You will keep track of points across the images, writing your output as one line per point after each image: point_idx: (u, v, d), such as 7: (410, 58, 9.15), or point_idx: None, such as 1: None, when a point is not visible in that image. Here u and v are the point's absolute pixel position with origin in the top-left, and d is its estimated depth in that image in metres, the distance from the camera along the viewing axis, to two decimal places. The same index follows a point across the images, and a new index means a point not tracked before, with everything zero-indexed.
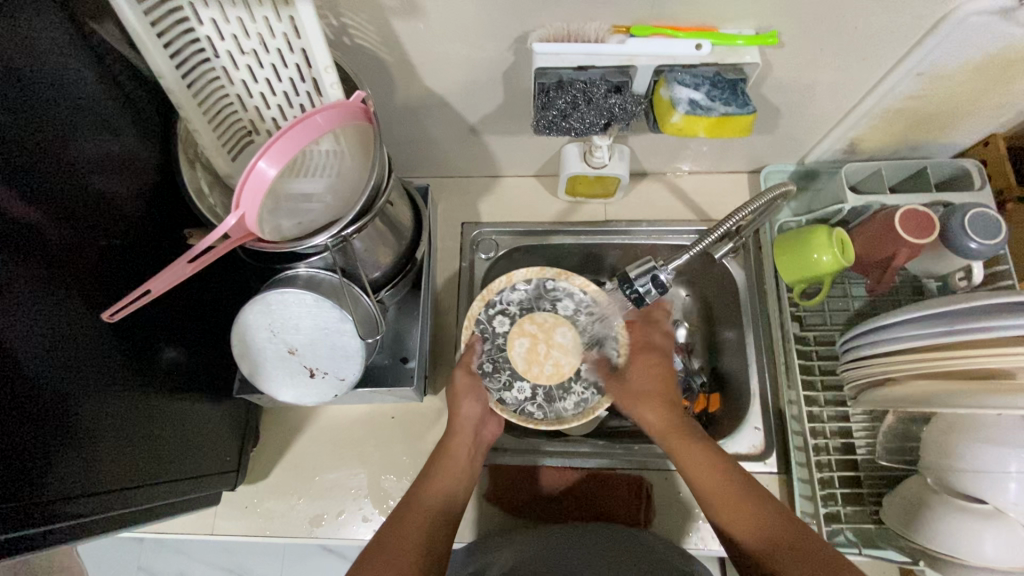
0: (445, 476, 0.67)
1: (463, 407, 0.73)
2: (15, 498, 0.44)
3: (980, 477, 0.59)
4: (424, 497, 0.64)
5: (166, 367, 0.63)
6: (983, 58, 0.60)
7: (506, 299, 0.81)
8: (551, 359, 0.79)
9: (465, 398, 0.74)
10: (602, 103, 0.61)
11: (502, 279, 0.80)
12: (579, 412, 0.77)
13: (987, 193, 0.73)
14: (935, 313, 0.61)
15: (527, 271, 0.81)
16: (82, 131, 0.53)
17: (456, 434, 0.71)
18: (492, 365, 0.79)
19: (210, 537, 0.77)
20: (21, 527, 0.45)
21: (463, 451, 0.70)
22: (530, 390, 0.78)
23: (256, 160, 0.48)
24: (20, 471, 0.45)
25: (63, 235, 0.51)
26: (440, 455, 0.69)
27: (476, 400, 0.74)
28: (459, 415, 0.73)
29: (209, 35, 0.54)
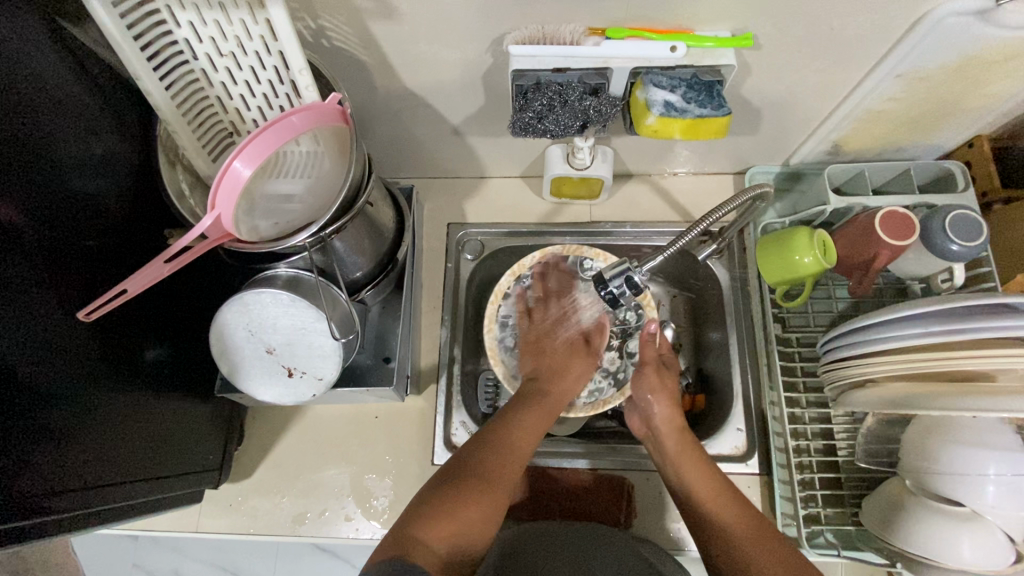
0: (535, 429, 0.66)
1: (574, 365, 0.75)
2: None
3: (956, 480, 0.59)
4: (510, 437, 0.63)
5: (148, 366, 0.64)
6: (961, 60, 0.60)
7: (537, 275, 0.85)
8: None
9: (575, 359, 0.76)
10: (577, 105, 0.61)
11: (535, 257, 0.82)
12: (591, 402, 0.80)
13: (971, 195, 0.72)
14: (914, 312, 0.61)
15: (563, 249, 0.83)
16: (60, 133, 0.53)
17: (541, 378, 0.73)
18: (514, 342, 0.83)
19: (195, 534, 0.78)
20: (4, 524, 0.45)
21: (560, 403, 0.71)
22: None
23: (230, 161, 0.49)
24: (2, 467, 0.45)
25: (42, 236, 0.51)
26: (538, 402, 0.69)
27: (560, 352, 0.77)
28: (571, 374, 0.74)
29: (187, 38, 0.54)
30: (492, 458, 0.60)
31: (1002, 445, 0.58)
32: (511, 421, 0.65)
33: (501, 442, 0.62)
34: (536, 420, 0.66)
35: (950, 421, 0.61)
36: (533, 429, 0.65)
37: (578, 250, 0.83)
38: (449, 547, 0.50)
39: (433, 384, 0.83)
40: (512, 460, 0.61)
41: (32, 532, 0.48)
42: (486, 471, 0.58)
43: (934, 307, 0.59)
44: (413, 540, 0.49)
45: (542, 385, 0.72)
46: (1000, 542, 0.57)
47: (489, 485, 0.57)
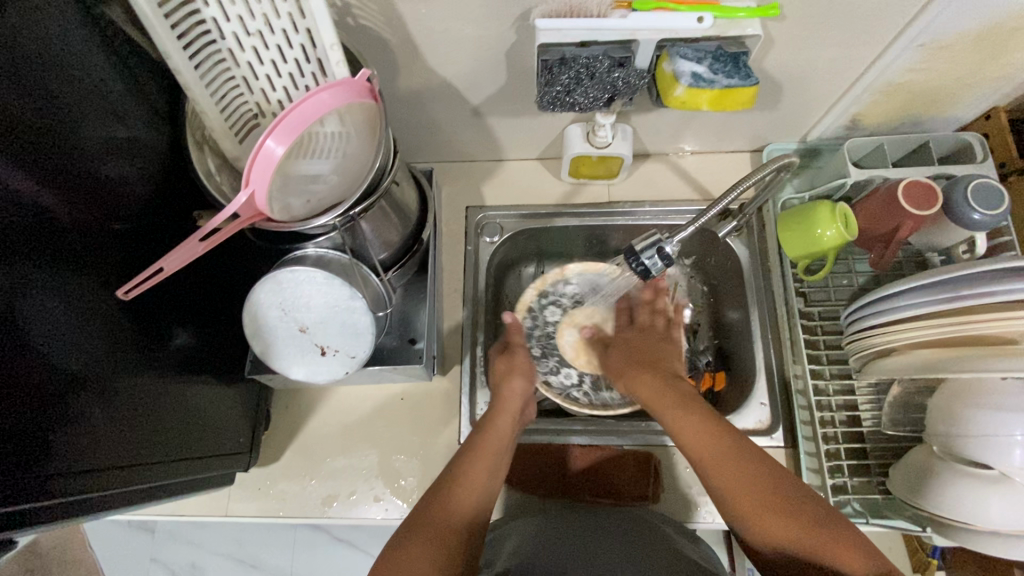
0: (489, 458, 0.64)
1: (509, 384, 0.73)
2: (29, 475, 0.45)
3: (983, 442, 0.59)
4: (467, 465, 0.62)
5: (176, 349, 0.64)
6: (983, 27, 0.60)
7: (560, 291, 0.91)
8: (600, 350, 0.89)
9: (513, 374, 0.74)
10: (606, 77, 0.62)
11: (556, 273, 0.89)
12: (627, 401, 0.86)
13: (989, 165, 0.73)
14: (929, 285, 0.62)
15: (584, 266, 0.90)
16: (88, 114, 0.53)
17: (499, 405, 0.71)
18: (543, 352, 0.90)
19: (224, 518, 0.78)
20: (37, 501, 0.46)
21: (512, 416, 0.70)
22: (578, 376, 0.90)
23: (263, 139, 0.49)
24: (34, 449, 0.46)
25: (74, 217, 0.52)
26: (484, 432, 0.67)
27: (506, 369, 0.75)
28: (508, 392, 0.72)
29: (215, 17, 0.54)
30: (441, 492, 0.59)
31: None
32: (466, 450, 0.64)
33: (456, 472, 0.61)
34: (483, 453, 0.64)
35: (976, 385, 0.61)
36: (483, 462, 0.63)
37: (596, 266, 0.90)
38: None
39: (457, 366, 0.83)
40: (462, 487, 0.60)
41: (62, 511, 0.49)
42: (431, 508, 0.57)
43: (952, 274, 0.61)
44: None
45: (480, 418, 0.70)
46: None
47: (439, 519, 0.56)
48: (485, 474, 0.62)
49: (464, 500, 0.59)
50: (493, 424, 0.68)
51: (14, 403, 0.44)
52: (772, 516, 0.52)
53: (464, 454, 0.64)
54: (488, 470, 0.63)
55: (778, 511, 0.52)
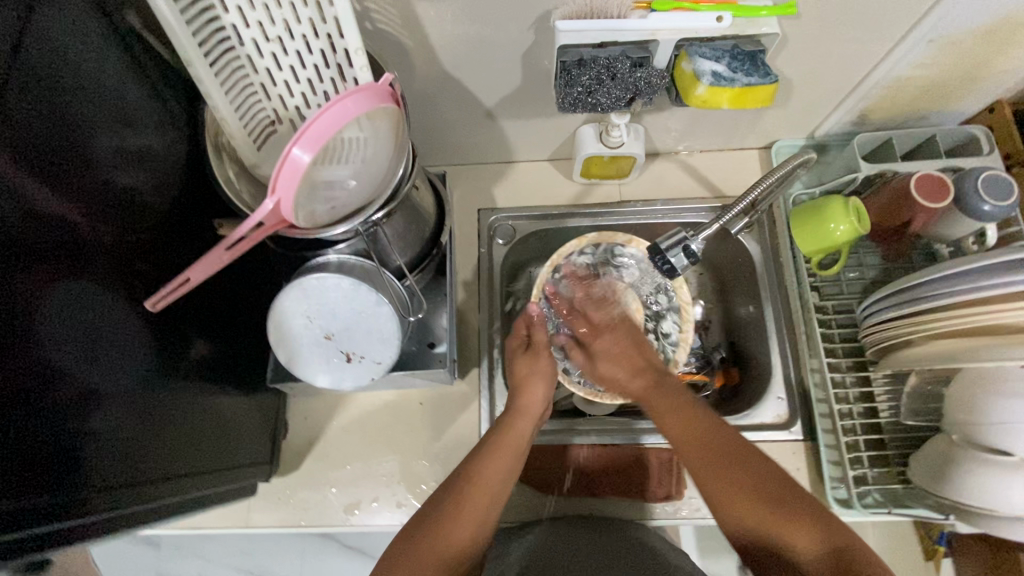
0: (506, 456, 0.62)
1: (528, 388, 0.70)
2: (60, 494, 0.45)
3: (1003, 430, 0.60)
4: (481, 463, 0.61)
5: (197, 359, 0.64)
6: (991, 22, 0.61)
7: (573, 263, 0.86)
8: None
9: (536, 377, 0.72)
10: (628, 78, 0.62)
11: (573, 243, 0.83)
12: None
13: (996, 157, 0.74)
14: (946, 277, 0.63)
15: (599, 236, 0.86)
16: (110, 125, 0.52)
17: (522, 412, 0.68)
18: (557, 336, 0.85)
19: (244, 529, 0.77)
20: (64, 520, 0.45)
21: (529, 419, 0.68)
22: None
23: (290, 147, 0.49)
24: (64, 469, 0.45)
25: (97, 230, 0.51)
26: (503, 432, 0.65)
27: (530, 373, 0.72)
28: (528, 395, 0.70)
29: (234, 23, 0.54)
30: (450, 490, 0.58)
31: None
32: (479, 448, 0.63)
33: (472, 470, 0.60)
34: (501, 452, 0.62)
35: (993, 372, 0.62)
36: (500, 461, 0.61)
37: (612, 236, 0.86)
38: None
39: (476, 368, 0.83)
40: (478, 490, 0.58)
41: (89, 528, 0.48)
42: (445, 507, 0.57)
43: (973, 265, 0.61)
44: None
45: (499, 417, 0.68)
46: None
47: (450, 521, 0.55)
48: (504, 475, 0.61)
49: (481, 502, 0.58)
50: (514, 425, 0.65)
51: (39, 421, 0.43)
52: (742, 505, 0.53)
53: (483, 452, 0.62)
54: (505, 474, 0.61)
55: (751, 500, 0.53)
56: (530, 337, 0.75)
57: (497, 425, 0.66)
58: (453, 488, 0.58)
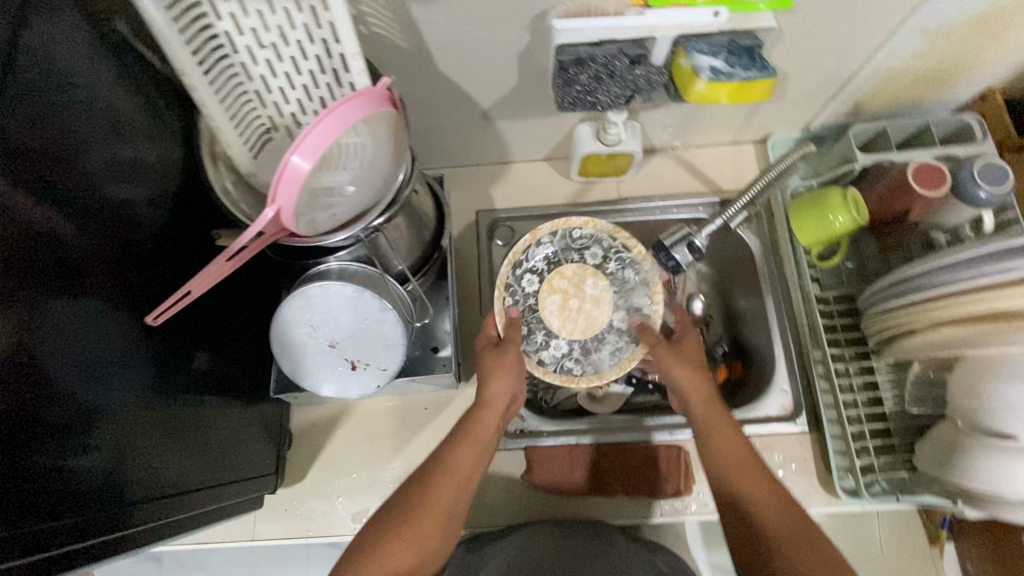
0: (474, 448, 0.61)
1: (493, 381, 0.66)
2: (65, 516, 0.44)
3: (1010, 416, 0.60)
4: (450, 456, 0.60)
5: (199, 372, 0.63)
6: (983, 11, 0.62)
7: (532, 256, 0.77)
8: (584, 313, 0.75)
9: (501, 372, 0.67)
10: (627, 76, 0.62)
11: (527, 237, 0.74)
12: (617, 362, 0.74)
13: (990, 144, 0.75)
14: (944, 266, 0.63)
15: (553, 223, 0.76)
16: (104, 138, 0.52)
17: (486, 405, 0.64)
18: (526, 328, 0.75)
19: (251, 542, 0.76)
20: (78, 541, 0.45)
21: (496, 413, 0.65)
22: (566, 346, 0.74)
23: (289, 155, 0.48)
24: (68, 491, 0.44)
25: (95, 244, 0.50)
26: (469, 423, 0.63)
27: (504, 369, 0.67)
28: (494, 386, 0.65)
29: (228, 30, 0.53)
30: (418, 483, 0.58)
31: None
32: (449, 439, 0.62)
33: (439, 461, 0.60)
34: (463, 448, 0.61)
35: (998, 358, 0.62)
36: (469, 452, 0.61)
37: (568, 220, 0.76)
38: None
39: (479, 371, 0.83)
40: (444, 483, 0.58)
41: (102, 548, 0.48)
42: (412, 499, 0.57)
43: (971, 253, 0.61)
44: None
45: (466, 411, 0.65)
46: None
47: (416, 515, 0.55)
48: (473, 467, 0.60)
49: (447, 495, 0.57)
50: (478, 418, 0.63)
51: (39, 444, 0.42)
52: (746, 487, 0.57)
53: (447, 450, 0.61)
54: (472, 466, 0.60)
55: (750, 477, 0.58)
56: (500, 334, 0.72)
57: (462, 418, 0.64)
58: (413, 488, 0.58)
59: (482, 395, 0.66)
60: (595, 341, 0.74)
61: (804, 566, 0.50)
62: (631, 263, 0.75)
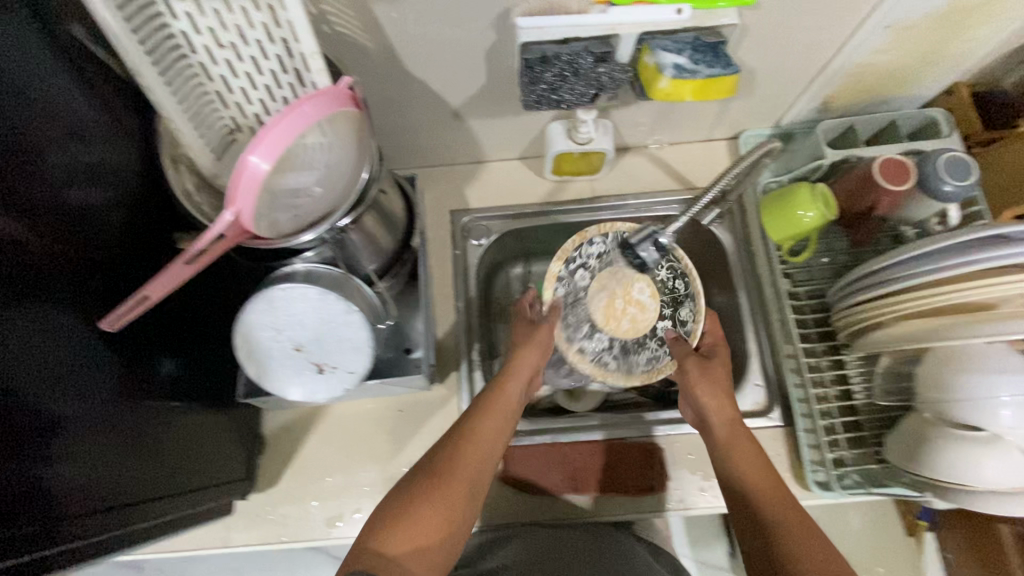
0: (497, 417, 0.65)
1: (522, 354, 0.73)
2: (22, 526, 0.43)
3: (972, 407, 0.62)
4: (478, 425, 0.63)
5: (164, 378, 0.61)
6: (945, 7, 0.62)
7: (584, 254, 0.81)
8: (628, 315, 0.82)
9: (529, 346, 0.74)
10: (590, 74, 0.62)
11: (575, 238, 0.79)
12: (649, 369, 0.80)
13: (955, 139, 0.76)
14: (905, 263, 0.64)
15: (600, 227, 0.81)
16: (60, 140, 0.50)
17: (512, 375, 0.70)
18: (573, 319, 0.81)
19: (223, 549, 0.75)
20: (38, 551, 0.44)
21: (519, 382, 0.70)
22: (608, 340, 0.81)
23: (246, 156, 0.48)
24: (28, 500, 0.43)
25: (49, 249, 0.48)
26: (493, 395, 0.67)
27: (535, 348, 0.74)
28: (520, 359, 0.72)
29: (184, 30, 0.52)
30: (446, 449, 0.61)
31: (1010, 368, 0.61)
32: (475, 409, 0.65)
33: (466, 429, 0.63)
34: (490, 416, 0.64)
35: (960, 351, 0.64)
36: (494, 422, 0.64)
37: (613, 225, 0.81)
38: (407, 550, 0.52)
39: (454, 372, 0.82)
40: (470, 449, 0.61)
41: (58, 558, 0.47)
42: (442, 466, 0.59)
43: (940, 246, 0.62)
44: (374, 554, 0.50)
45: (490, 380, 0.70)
46: (1017, 460, 0.60)
47: (444, 479, 0.57)
48: (497, 440, 0.63)
49: (473, 460, 0.60)
50: (501, 392, 0.67)
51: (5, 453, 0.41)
52: (756, 476, 0.62)
53: (472, 417, 0.64)
54: (496, 435, 0.63)
55: (759, 474, 0.62)
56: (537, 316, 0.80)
57: (486, 390, 0.68)
58: (445, 454, 0.60)
59: (507, 367, 0.72)
60: (635, 343, 0.82)
61: (798, 546, 0.55)
62: (681, 274, 0.82)
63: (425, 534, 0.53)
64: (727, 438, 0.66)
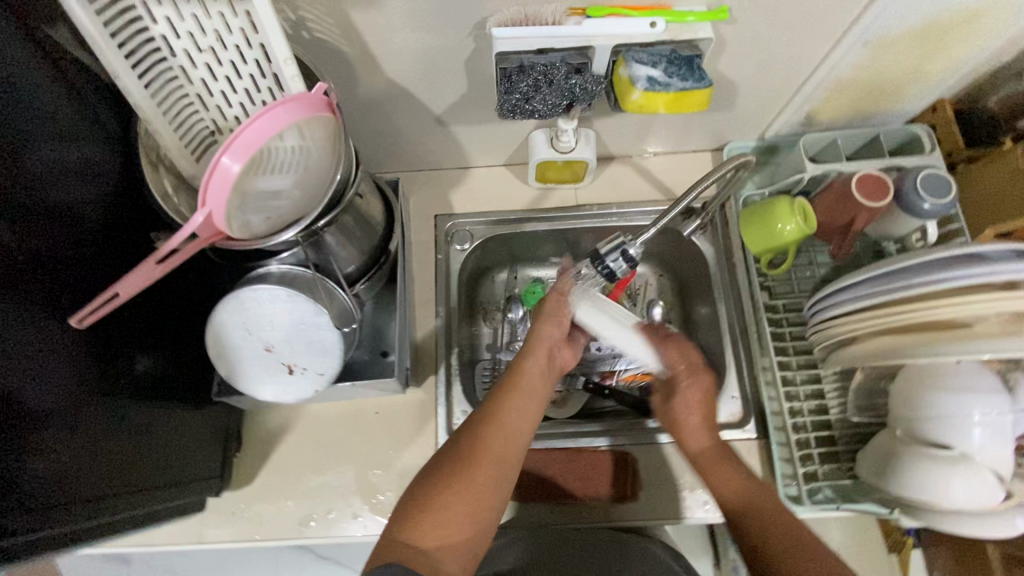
0: (523, 397, 0.63)
1: (543, 328, 0.69)
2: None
3: (946, 424, 0.62)
4: (503, 407, 0.61)
5: (141, 375, 0.62)
6: (922, 24, 0.63)
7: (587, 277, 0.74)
8: None
9: (551, 317, 0.70)
10: (563, 84, 0.62)
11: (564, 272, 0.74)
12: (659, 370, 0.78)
13: (937, 155, 0.75)
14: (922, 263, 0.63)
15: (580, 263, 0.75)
16: (41, 139, 0.51)
17: (531, 350, 0.67)
18: None
19: (197, 546, 0.76)
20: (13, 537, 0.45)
21: (540, 358, 0.67)
22: None
23: (218, 156, 0.48)
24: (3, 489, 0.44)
25: (28, 244, 0.49)
26: (517, 373, 0.65)
27: (560, 321, 0.70)
28: (540, 334, 0.68)
29: (164, 34, 0.53)
30: (470, 433, 0.59)
31: (983, 387, 0.61)
32: (500, 389, 0.63)
33: (490, 411, 0.61)
34: (515, 396, 0.62)
35: (933, 369, 0.63)
36: (518, 402, 0.62)
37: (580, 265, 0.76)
38: (437, 541, 0.53)
39: (432, 375, 0.83)
40: (496, 430, 0.59)
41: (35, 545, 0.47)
42: (465, 451, 0.57)
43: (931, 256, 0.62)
44: (403, 546, 0.52)
45: (512, 359, 0.67)
46: (988, 480, 0.60)
47: (470, 463, 0.56)
48: (525, 419, 0.61)
49: (499, 442, 0.58)
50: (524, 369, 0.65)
51: None
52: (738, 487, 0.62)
53: (498, 398, 0.62)
54: (522, 415, 0.61)
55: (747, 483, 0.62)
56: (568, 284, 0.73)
57: (510, 368, 0.66)
58: (471, 440, 0.58)
59: (528, 342, 0.68)
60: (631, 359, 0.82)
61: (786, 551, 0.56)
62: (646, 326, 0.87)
63: (452, 524, 0.53)
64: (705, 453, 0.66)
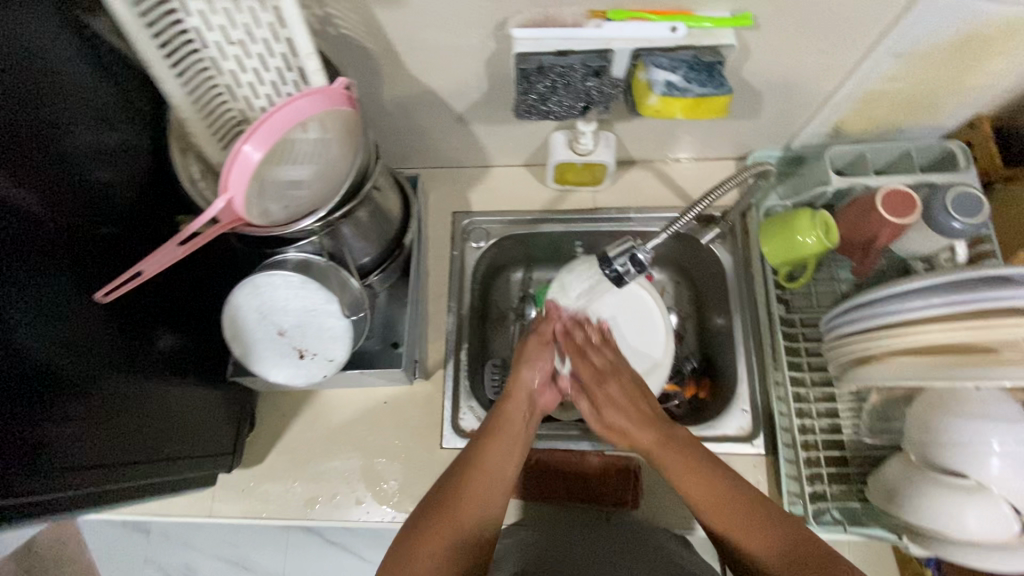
0: (501, 443, 0.66)
1: (521, 374, 0.72)
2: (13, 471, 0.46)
3: (962, 450, 0.59)
4: (483, 455, 0.64)
5: (161, 351, 0.65)
6: (957, 37, 0.61)
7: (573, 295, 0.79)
8: None
9: (530, 363, 0.72)
10: (579, 87, 0.63)
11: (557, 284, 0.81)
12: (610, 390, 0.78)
13: (971, 172, 0.73)
14: (923, 292, 0.61)
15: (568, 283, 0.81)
16: (79, 122, 0.54)
17: (511, 397, 0.70)
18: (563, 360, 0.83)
19: (208, 518, 0.79)
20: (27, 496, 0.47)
21: (522, 407, 0.69)
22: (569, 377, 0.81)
23: (240, 144, 0.50)
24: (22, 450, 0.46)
25: (62, 221, 0.52)
26: (498, 419, 0.68)
27: (542, 370, 0.72)
28: (516, 379, 0.71)
29: (197, 26, 0.55)
30: (451, 481, 0.62)
31: (1003, 416, 0.59)
32: (482, 437, 0.66)
33: (470, 457, 0.64)
34: (494, 442, 0.65)
35: (951, 394, 0.62)
36: (498, 449, 0.65)
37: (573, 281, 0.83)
38: None
39: (441, 369, 0.84)
40: (476, 476, 0.62)
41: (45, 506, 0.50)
42: (445, 497, 0.61)
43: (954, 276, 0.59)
44: None
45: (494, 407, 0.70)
46: (1005, 512, 0.57)
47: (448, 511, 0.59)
48: (504, 465, 0.64)
49: (477, 488, 0.61)
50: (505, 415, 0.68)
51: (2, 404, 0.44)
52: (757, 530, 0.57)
53: (479, 446, 0.65)
54: (502, 462, 0.64)
55: (761, 525, 0.57)
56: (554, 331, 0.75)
57: (492, 415, 0.69)
58: (449, 487, 0.61)
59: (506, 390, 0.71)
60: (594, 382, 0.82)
61: None
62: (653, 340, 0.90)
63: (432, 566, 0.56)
64: (715, 494, 0.60)
